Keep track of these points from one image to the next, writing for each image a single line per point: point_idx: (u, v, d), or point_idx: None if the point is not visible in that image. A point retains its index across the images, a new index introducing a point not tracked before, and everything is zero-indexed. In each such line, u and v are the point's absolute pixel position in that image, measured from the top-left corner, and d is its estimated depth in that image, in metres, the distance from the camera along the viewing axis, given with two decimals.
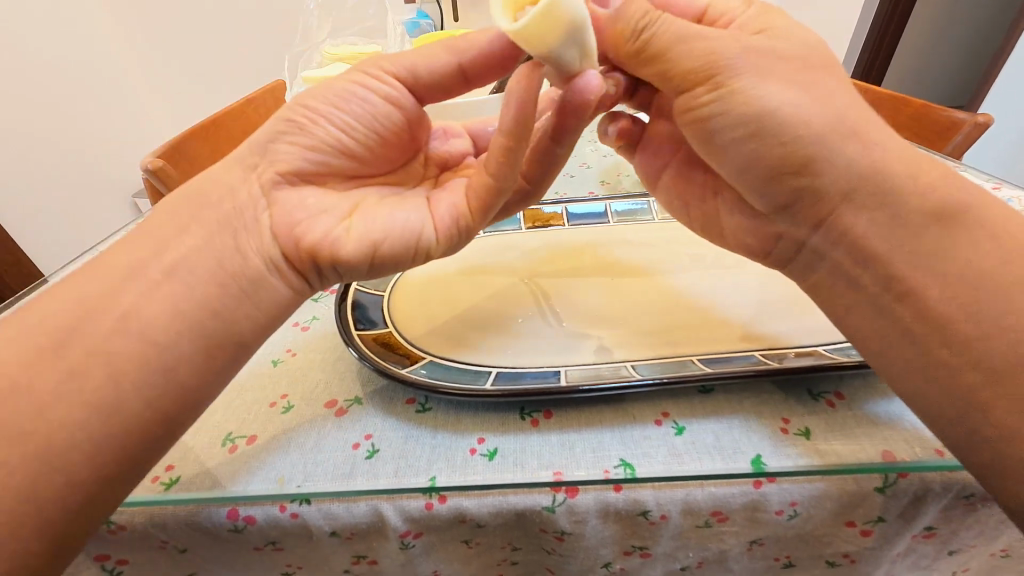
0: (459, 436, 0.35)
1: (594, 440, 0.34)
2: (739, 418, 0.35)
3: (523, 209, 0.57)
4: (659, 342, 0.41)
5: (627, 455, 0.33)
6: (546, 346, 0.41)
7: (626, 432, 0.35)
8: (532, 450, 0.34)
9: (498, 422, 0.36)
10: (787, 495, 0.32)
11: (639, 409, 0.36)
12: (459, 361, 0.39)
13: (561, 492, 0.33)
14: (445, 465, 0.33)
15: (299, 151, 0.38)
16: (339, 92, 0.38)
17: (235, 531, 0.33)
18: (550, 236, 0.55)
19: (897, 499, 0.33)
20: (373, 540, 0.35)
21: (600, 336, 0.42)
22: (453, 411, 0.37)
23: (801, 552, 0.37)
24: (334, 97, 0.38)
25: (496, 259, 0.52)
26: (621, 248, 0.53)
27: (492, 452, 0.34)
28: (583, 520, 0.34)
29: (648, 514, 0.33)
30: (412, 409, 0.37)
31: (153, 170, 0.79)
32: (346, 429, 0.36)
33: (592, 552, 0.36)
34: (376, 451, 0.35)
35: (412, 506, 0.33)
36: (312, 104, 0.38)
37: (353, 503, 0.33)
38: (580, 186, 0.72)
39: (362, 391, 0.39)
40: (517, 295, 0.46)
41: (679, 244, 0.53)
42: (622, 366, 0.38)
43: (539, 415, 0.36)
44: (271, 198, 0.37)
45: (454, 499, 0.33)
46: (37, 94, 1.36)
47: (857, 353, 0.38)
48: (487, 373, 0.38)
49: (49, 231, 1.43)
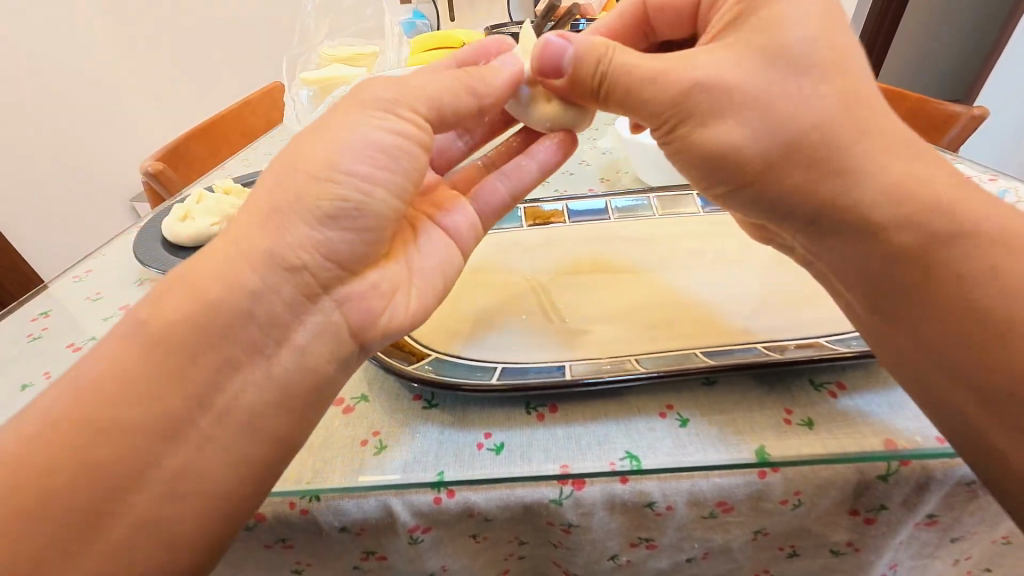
0: (467, 431, 0.35)
1: (599, 433, 0.35)
2: (743, 409, 0.35)
3: (524, 207, 0.58)
4: (662, 336, 0.41)
5: (632, 448, 0.34)
6: (550, 341, 0.41)
7: (631, 426, 0.35)
8: (538, 444, 0.34)
9: (504, 418, 0.36)
10: (790, 484, 0.33)
11: (644, 401, 0.37)
12: (464, 358, 0.39)
13: (568, 485, 0.33)
14: (453, 460, 0.34)
15: (348, 234, 0.34)
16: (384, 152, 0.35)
17: (246, 528, 0.34)
18: (552, 232, 0.55)
19: (900, 486, 0.33)
20: (383, 536, 0.35)
21: (603, 331, 0.42)
22: (459, 407, 0.37)
23: (806, 541, 0.37)
24: (379, 163, 0.34)
25: (497, 256, 0.52)
26: (620, 243, 0.53)
27: (499, 446, 0.34)
28: (590, 513, 0.34)
29: (653, 505, 0.33)
30: (418, 406, 0.38)
31: (153, 174, 0.87)
32: (352, 426, 0.36)
33: (599, 545, 0.37)
34: (384, 447, 0.35)
35: (421, 501, 0.33)
36: (342, 170, 0.33)
37: (362, 499, 0.33)
38: (580, 183, 0.73)
39: (369, 388, 0.39)
40: (520, 292, 0.47)
41: (678, 239, 0.53)
42: (627, 359, 0.39)
43: (544, 410, 0.37)
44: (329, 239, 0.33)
45: (462, 493, 0.33)
46: (29, 97, 1.38)
47: (858, 342, 0.38)
48: (492, 369, 0.38)
49: (32, 220, 1.43)
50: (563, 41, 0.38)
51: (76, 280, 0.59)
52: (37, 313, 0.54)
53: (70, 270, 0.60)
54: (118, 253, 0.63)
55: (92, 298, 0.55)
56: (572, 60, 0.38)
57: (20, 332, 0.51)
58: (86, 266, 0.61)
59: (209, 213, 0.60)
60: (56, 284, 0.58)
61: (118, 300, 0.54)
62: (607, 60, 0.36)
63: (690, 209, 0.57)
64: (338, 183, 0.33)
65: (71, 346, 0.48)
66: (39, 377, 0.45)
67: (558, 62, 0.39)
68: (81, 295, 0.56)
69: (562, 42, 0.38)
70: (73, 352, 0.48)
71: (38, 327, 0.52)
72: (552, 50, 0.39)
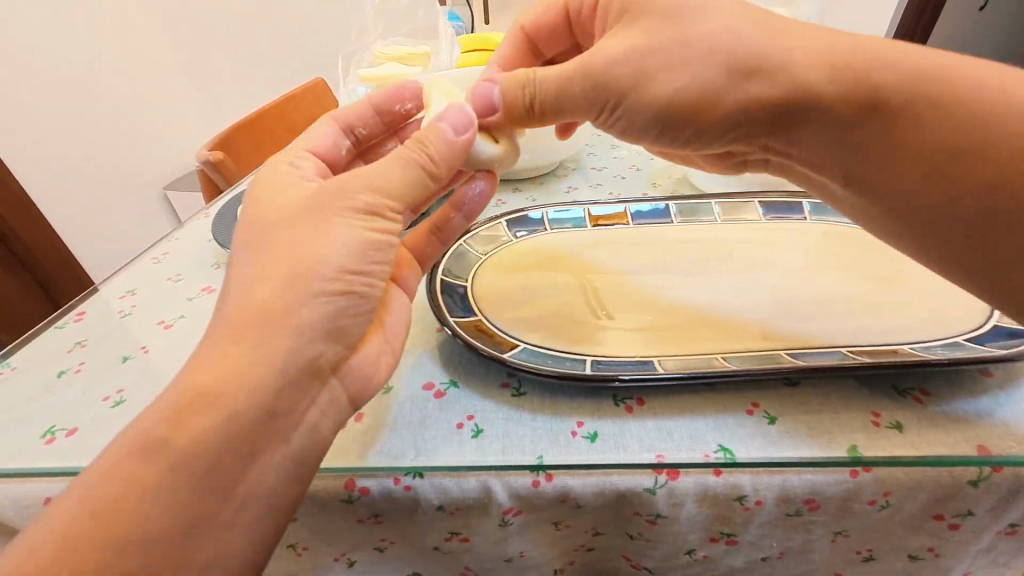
0: (559, 419, 0.37)
1: (690, 427, 0.36)
2: (830, 410, 0.36)
3: (587, 207, 0.60)
4: (744, 336, 0.42)
5: (724, 441, 0.34)
6: (636, 339, 0.42)
7: (720, 421, 0.36)
8: (630, 434, 0.35)
9: (593, 408, 0.37)
10: (881, 485, 0.34)
11: (729, 398, 0.38)
12: (552, 349, 0.40)
13: (662, 475, 0.34)
14: (549, 445, 0.35)
15: None
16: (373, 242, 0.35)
17: (348, 501, 0.35)
18: (618, 232, 0.58)
19: (991, 492, 0.33)
20: (475, 518, 0.36)
21: (684, 329, 0.43)
22: (548, 395, 0.38)
23: (883, 544, 0.38)
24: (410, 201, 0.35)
25: (568, 255, 0.54)
26: (686, 248, 0.55)
27: (593, 434, 0.35)
28: (681, 503, 0.34)
29: (743, 499, 0.34)
30: (507, 392, 0.39)
31: (212, 163, 0.90)
32: (447, 410, 0.38)
33: (680, 537, 0.38)
34: (480, 430, 0.36)
35: (520, 483, 0.34)
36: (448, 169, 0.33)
37: (463, 478, 0.34)
38: (633, 187, 0.75)
39: (457, 375, 0.41)
40: (595, 292, 0.48)
41: (741, 245, 0.54)
42: (713, 357, 0.39)
43: (631, 402, 0.38)
44: (348, 327, 0.35)
45: (560, 477, 0.34)
46: (54, 87, 1.40)
47: (944, 351, 0.39)
48: (582, 359, 0.39)
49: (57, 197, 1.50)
50: (490, 83, 0.45)
51: (155, 261, 0.61)
52: (124, 291, 0.56)
53: (150, 251, 0.62)
54: (191, 237, 0.66)
55: (174, 279, 0.58)
56: (501, 95, 0.45)
57: (110, 309, 0.53)
58: (163, 248, 0.63)
59: None
60: (139, 264, 0.60)
61: (200, 282, 0.56)
62: (530, 84, 0.43)
63: (752, 216, 0.58)
64: (342, 282, 0.33)
65: (161, 324, 0.50)
66: (136, 350, 0.47)
67: (489, 100, 0.45)
68: (163, 275, 0.58)
69: (489, 83, 0.45)
70: (164, 330, 0.50)
71: (127, 304, 0.54)
72: (480, 92, 0.45)
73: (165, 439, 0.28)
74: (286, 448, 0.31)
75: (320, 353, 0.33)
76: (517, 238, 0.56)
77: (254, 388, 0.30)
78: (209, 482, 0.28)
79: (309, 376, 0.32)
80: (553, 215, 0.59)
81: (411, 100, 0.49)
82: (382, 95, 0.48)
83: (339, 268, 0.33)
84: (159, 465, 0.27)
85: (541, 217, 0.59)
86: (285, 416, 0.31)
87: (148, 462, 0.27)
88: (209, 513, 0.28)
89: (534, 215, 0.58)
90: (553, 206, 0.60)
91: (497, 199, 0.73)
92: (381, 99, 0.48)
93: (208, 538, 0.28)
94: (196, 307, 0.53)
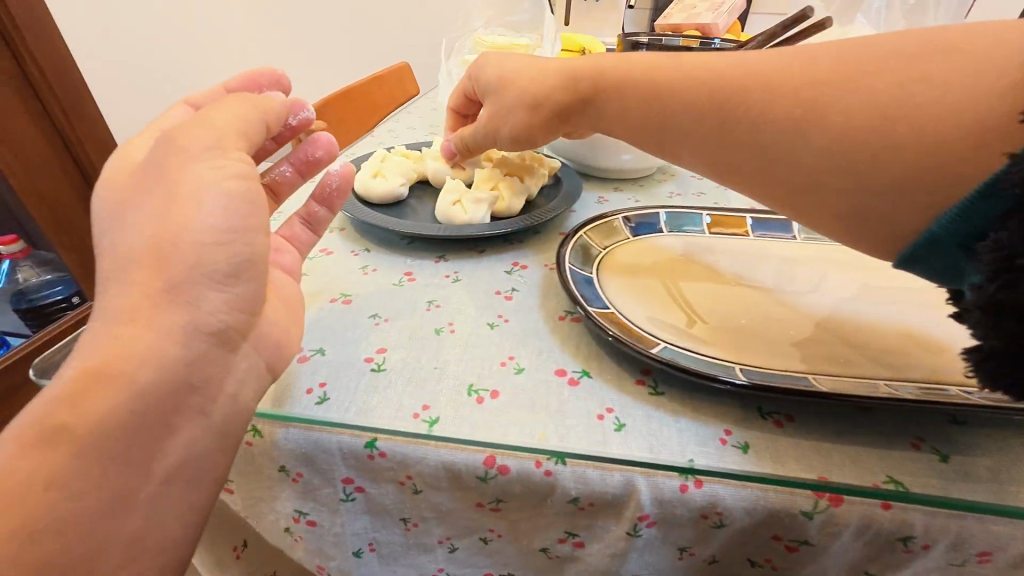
0: (706, 425, 0.35)
1: (852, 452, 0.33)
2: (1010, 455, 0.33)
3: (706, 214, 0.59)
4: (901, 364, 0.39)
5: (894, 472, 0.32)
6: (782, 352, 0.40)
7: (885, 450, 0.33)
8: (787, 451, 0.33)
9: (740, 418, 0.35)
10: None
11: (891, 428, 0.35)
12: (695, 352, 0.38)
13: (824, 500, 0.31)
14: (699, 449, 0.33)
15: None
16: (246, 197, 0.32)
17: (482, 479, 0.34)
18: (737, 244, 0.56)
19: None
20: (605, 518, 0.35)
21: (831, 350, 0.40)
22: (689, 399, 0.37)
23: None
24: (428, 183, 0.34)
25: (689, 260, 0.52)
26: (815, 269, 0.52)
27: (744, 445, 0.33)
28: (836, 534, 0.32)
29: (909, 540, 0.31)
30: (645, 390, 0.37)
31: None
32: (584, 399, 0.36)
33: (817, 571, 0.35)
34: (622, 425, 0.34)
35: (668, 485, 0.32)
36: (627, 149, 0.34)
37: (608, 472, 0.33)
38: (740, 199, 0.73)
39: (588, 364, 0.40)
40: (725, 302, 0.46)
41: (872, 272, 0.52)
42: (874, 382, 0.37)
43: (780, 418, 0.36)
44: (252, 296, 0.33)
45: (711, 485, 0.32)
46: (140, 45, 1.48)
47: None
48: (730, 367, 0.37)
49: None
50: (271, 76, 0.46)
51: None
52: None
53: None
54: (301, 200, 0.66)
55: None
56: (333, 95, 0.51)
57: None
58: None
59: (398, 174, 0.62)
60: None
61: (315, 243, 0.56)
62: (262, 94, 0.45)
63: None
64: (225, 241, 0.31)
65: None
66: None
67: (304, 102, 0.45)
68: None
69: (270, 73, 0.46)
70: None
71: None
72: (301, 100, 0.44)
73: (63, 424, 0.26)
74: (205, 419, 0.30)
75: (224, 323, 0.31)
76: (635, 236, 0.55)
77: (161, 356, 0.28)
78: (126, 454, 0.27)
79: (218, 346, 0.31)
80: (670, 218, 0.58)
81: (271, 87, 0.46)
82: (246, 74, 0.45)
83: (214, 232, 0.30)
84: (64, 448, 0.26)
85: (659, 219, 0.58)
86: (202, 387, 0.30)
87: (51, 446, 0.26)
88: (129, 487, 0.27)
89: (652, 217, 0.58)
90: (671, 210, 0.59)
91: (599, 197, 0.72)
92: (239, 83, 0.45)
93: (135, 510, 0.27)
94: (313, 266, 0.52)
